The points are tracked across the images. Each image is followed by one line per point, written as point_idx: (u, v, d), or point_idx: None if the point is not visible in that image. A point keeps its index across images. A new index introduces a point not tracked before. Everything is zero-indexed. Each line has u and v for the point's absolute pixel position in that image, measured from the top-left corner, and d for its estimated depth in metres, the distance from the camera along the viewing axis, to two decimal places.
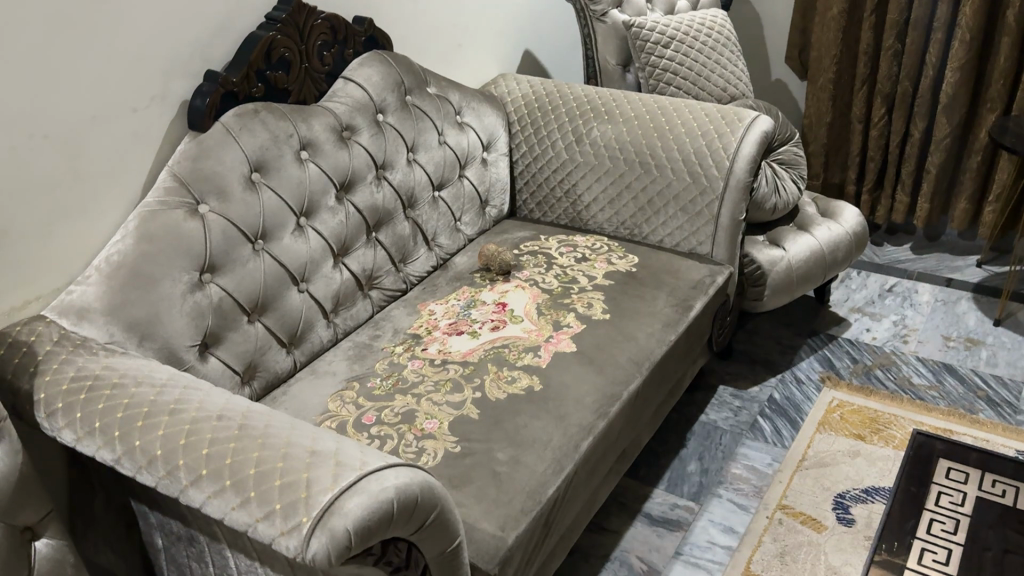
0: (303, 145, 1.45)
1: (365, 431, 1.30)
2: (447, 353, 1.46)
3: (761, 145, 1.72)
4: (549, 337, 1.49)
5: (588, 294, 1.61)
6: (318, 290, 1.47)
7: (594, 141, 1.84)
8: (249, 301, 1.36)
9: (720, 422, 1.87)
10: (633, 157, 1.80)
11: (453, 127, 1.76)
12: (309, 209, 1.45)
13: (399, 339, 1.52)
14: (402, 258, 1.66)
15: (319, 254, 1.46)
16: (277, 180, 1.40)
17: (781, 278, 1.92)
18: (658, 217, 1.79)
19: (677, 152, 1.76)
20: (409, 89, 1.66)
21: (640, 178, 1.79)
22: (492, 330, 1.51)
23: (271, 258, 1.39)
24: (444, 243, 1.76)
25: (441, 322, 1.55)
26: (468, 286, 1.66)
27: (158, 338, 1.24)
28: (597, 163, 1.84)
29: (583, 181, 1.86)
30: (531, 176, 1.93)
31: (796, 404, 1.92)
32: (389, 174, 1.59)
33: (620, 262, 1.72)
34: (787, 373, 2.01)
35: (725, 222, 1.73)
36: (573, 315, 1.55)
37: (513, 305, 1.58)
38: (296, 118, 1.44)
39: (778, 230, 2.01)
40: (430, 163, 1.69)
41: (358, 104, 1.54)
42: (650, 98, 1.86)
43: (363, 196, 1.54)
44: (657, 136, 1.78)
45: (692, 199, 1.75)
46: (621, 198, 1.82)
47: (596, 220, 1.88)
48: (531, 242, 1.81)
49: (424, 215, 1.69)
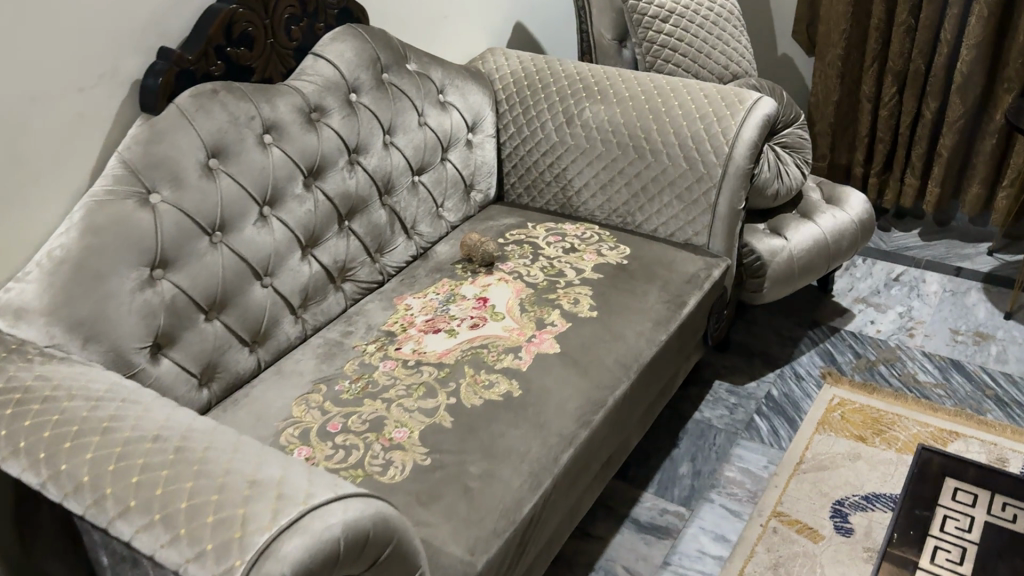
0: (268, 128, 1.34)
1: (329, 440, 1.21)
2: (422, 354, 1.37)
3: (762, 130, 1.61)
4: (531, 337, 1.39)
5: (575, 288, 1.51)
6: (283, 284, 1.37)
7: (586, 122, 1.73)
8: (207, 299, 1.26)
9: (714, 420, 1.77)
10: (627, 140, 1.69)
11: (435, 107, 1.65)
12: (273, 198, 1.35)
13: (372, 338, 1.42)
14: (379, 248, 1.56)
15: (284, 246, 1.36)
16: (238, 167, 1.30)
17: (782, 270, 1.82)
18: (652, 206, 1.69)
19: (673, 136, 1.65)
20: (386, 66, 1.55)
21: (634, 163, 1.69)
22: (471, 329, 1.42)
23: (231, 252, 1.29)
24: (425, 231, 1.66)
25: (417, 318, 1.46)
26: (448, 279, 1.56)
27: (103, 340, 1.15)
28: (589, 146, 1.73)
29: (573, 165, 1.76)
30: (520, 159, 1.83)
31: (795, 401, 1.82)
32: (364, 159, 1.49)
33: (611, 254, 1.62)
34: (786, 368, 1.92)
35: (724, 212, 1.63)
36: (559, 312, 1.45)
37: (494, 300, 1.48)
38: (258, 98, 1.33)
39: (780, 217, 1.90)
40: (410, 147, 1.58)
41: (329, 83, 1.43)
42: (646, 77, 1.75)
43: (334, 183, 1.44)
44: (653, 118, 1.67)
45: (688, 186, 1.64)
46: (614, 184, 1.72)
47: (587, 207, 1.77)
48: (517, 230, 1.71)
49: (403, 203, 1.59)
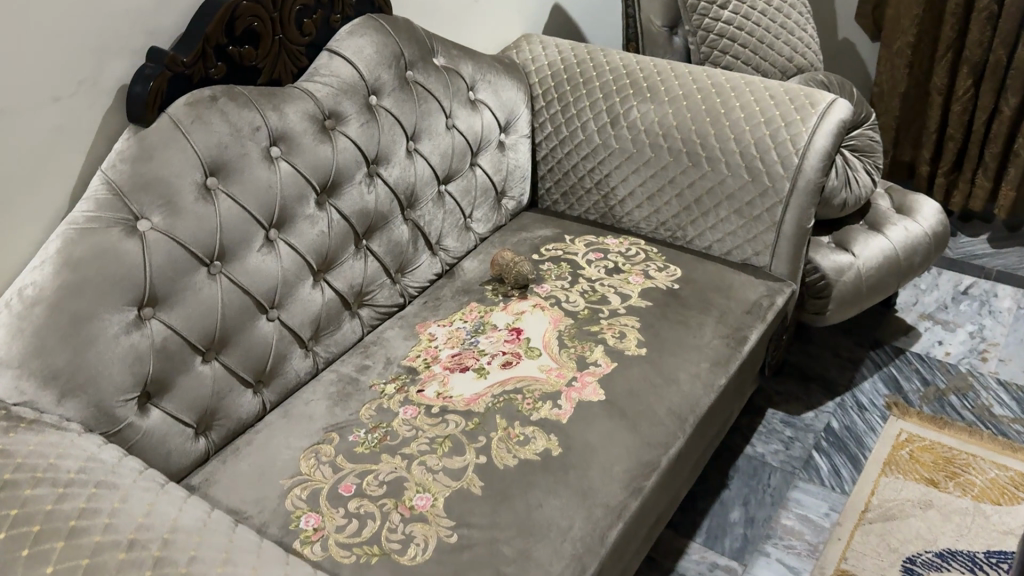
0: (275, 139, 1.17)
1: (341, 507, 1.05)
2: (448, 398, 1.20)
3: (836, 138, 1.42)
4: (572, 381, 1.22)
5: (621, 319, 1.34)
6: (292, 316, 1.21)
7: (633, 124, 1.55)
8: (204, 339, 1.11)
9: (768, 457, 1.61)
10: (680, 146, 1.50)
11: (465, 106, 1.47)
12: (281, 220, 1.18)
13: (391, 376, 1.26)
14: (400, 268, 1.39)
15: (293, 274, 1.20)
16: (240, 186, 1.13)
17: (848, 290, 1.64)
18: (707, 221, 1.51)
19: (734, 143, 1.46)
20: (411, 62, 1.36)
21: (688, 172, 1.50)
22: (503, 367, 1.25)
23: (231, 284, 1.13)
24: (452, 246, 1.49)
25: (443, 353, 1.29)
26: (477, 303, 1.40)
27: (83, 395, 0.99)
28: (637, 151, 1.54)
29: (617, 171, 1.57)
30: (557, 162, 1.65)
31: (858, 436, 1.65)
32: (385, 169, 1.32)
33: (659, 276, 1.44)
34: (847, 397, 1.74)
35: (789, 230, 1.44)
36: (602, 349, 1.28)
37: (529, 333, 1.32)
38: (264, 105, 1.16)
39: (846, 229, 1.71)
40: (435, 154, 1.41)
41: (345, 84, 1.25)
42: (702, 73, 1.56)
43: (351, 199, 1.27)
44: (710, 121, 1.48)
45: (749, 200, 1.45)
46: (663, 194, 1.53)
47: (632, 219, 1.59)
48: (554, 245, 1.53)
49: (427, 216, 1.42)
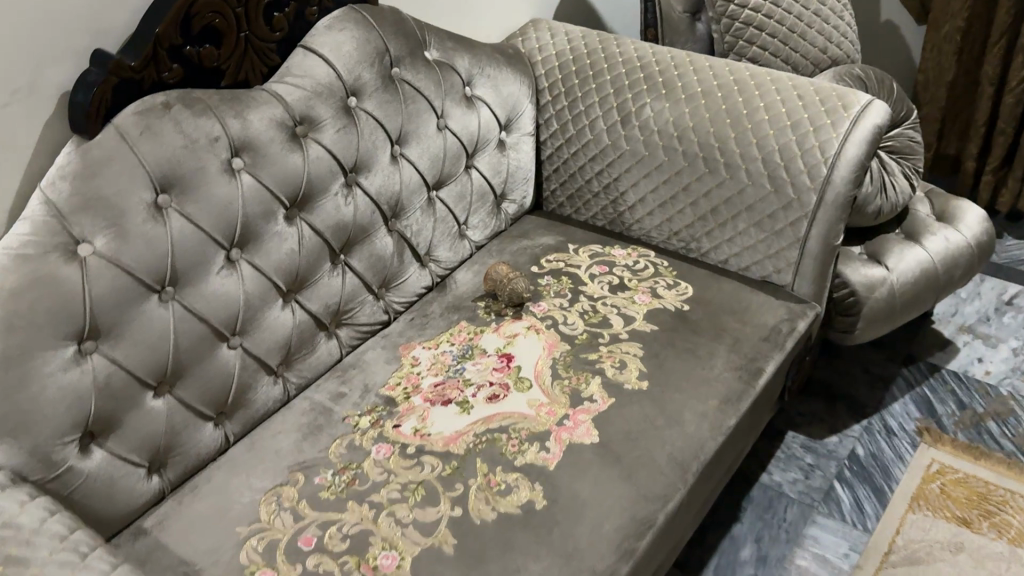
0: (237, 149, 1.06)
1: (299, 563, 0.96)
2: (425, 436, 1.10)
3: (870, 146, 1.27)
4: (563, 420, 1.11)
5: (622, 346, 1.22)
6: (257, 342, 1.11)
7: (646, 124, 1.41)
8: (154, 372, 1.01)
9: (785, 487, 1.49)
10: (696, 150, 1.36)
11: (460, 104, 1.35)
12: (244, 239, 1.07)
13: (367, 407, 1.16)
14: (384, 283, 1.28)
15: (257, 297, 1.09)
16: (196, 204, 1.02)
17: (879, 307, 1.49)
18: (724, 233, 1.37)
19: (756, 148, 1.32)
20: (397, 58, 1.24)
21: (704, 179, 1.36)
22: (488, 401, 1.14)
23: (186, 311, 1.02)
24: (444, 256, 1.37)
25: (425, 381, 1.19)
26: (467, 323, 1.28)
27: (15, 440, 0.90)
28: (649, 154, 1.41)
29: (627, 175, 1.44)
30: (562, 162, 1.52)
31: (884, 465, 1.53)
32: (365, 178, 1.20)
33: (668, 296, 1.32)
34: (874, 421, 1.61)
35: (815, 248, 1.30)
36: (599, 381, 1.16)
37: (521, 360, 1.20)
38: (225, 112, 1.04)
39: (880, 239, 1.56)
40: (424, 159, 1.29)
41: (320, 86, 1.13)
42: (723, 67, 1.41)
43: (326, 213, 1.15)
44: (730, 124, 1.34)
45: (771, 213, 1.31)
46: (677, 202, 1.40)
47: (643, 227, 1.46)
48: (556, 256, 1.41)
49: (415, 226, 1.30)
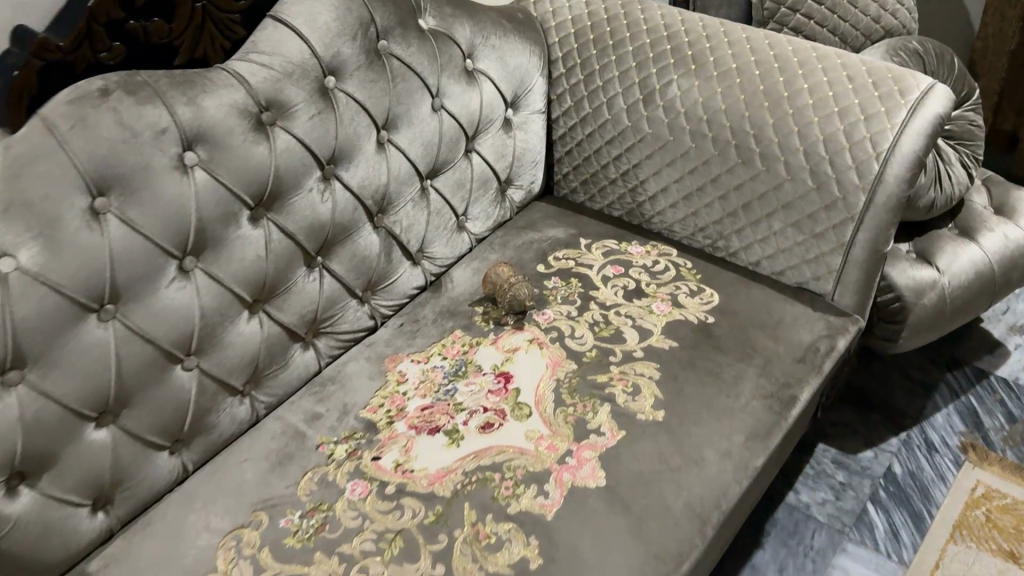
0: (190, 142, 0.90)
1: None
2: (408, 473, 0.96)
3: (930, 139, 1.10)
4: (565, 457, 0.97)
5: (636, 366, 1.07)
6: (218, 361, 0.97)
7: (671, 105, 1.24)
8: (94, 402, 0.87)
9: (813, 509, 1.36)
10: (728, 137, 1.19)
11: (459, 80, 1.18)
12: (200, 245, 0.93)
13: (344, 432, 1.02)
14: (369, 285, 1.14)
15: (216, 311, 0.95)
16: (141, 207, 0.87)
17: (927, 314, 1.33)
18: (756, 232, 1.21)
19: (797, 138, 1.15)
20: (384, 29, 1.07)
21: (736, 171, 1.20)
22: (481, 431, 1.00)
23: (130, 331, 0.89)
24: (439, 252, 1.22)
25: (412, 403, 1.05)
26: (462, 332, 1.14)
27: None
28: (673, 140, 1.24)
29: (648, 162, 1.28)
30: (576, 144, 1.35)
31: (923, 486, 1.39)
32: (345, 171, 1.05)
33: (690, 305, 1.16)
34: (914, 434, 1.47)
35: (860, 254, 1.14)
36: (608, 410, 1.02)
37: (521, 380, 1.06)
38: (174, 98, 0.89)
39: (930, 235, 1.39)
40: (416, 145, 1.13)
41: (290, 65, 0.97)
42: (762, 39, 1.23)
43: (299, 212, 1.00)
44: (768, 108, 1.17)
45: (812, 212, 1.15)
46: (703, 195, 1.24)
47: (664, 220, 1.30)
48: (566, 253, 1.26)
49: (405, 221, 1.15)
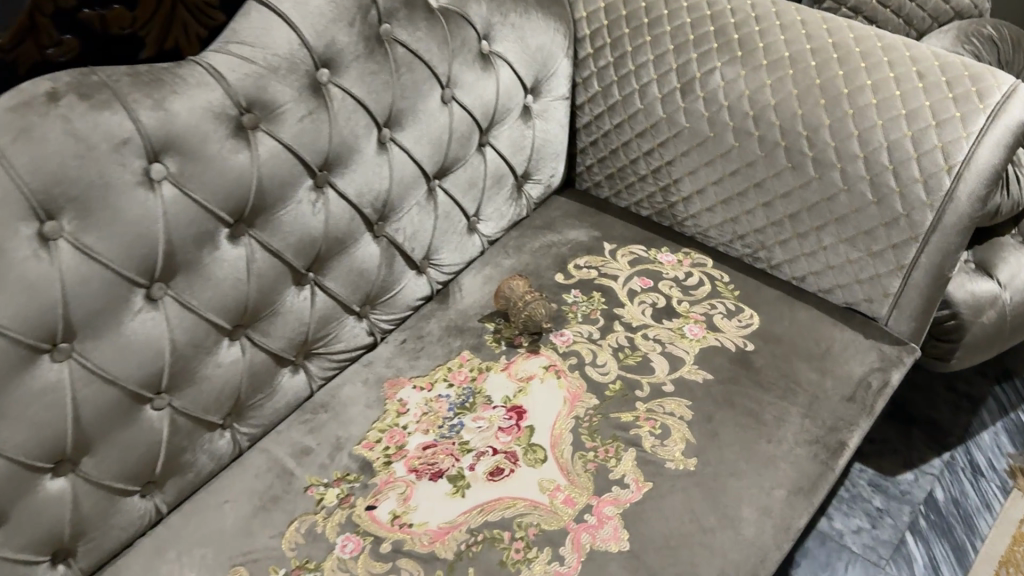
0: (157, 152, 0.77)
1: None
2: (406, 527, 0.85)
3: (1011, 149, 0.96)
4: (585, 514, 0.85)
5: (665, 403, 0.96)
6: (194, 396, 0.86)
7: (713, 97, 1.09)
8: (49, 453, 0.76)
9: (847, 538, 1.25)
10: (777, 137, 1.05)
11: (473, 66, 1.04)
12: (171, 270, 0.81)
13: (336, 472, 0.91)
14: (369, 299, 1.02)
15: (191, 342, 0.84)
16: (100, 230, 0.75)
17: (984, 332, 1.21)
18: (803, 245, 1.08)
19: (856, 143, 1.00)
20: (388, 11, 0.92)
21: (783, 176, 1.06)
22: (490, 477, 0.89)
23: (89, 371, 0.77)
24: (447, 258, 1.10)
25: (412, 438, 0.94)
26: (470, 354, 1.02)
27: None
28: (713, 137, 1.10)
29: (683, 160, 1.14)
30: (602, 134, 1.21)
31: (967, 515, 1.28)
32: (340, 177, 0.92)
33: (727, 328, 1.04)
34: (958, 454, 1.36)
35: (921, 278, 1.01)
36: (633, 457, 0.90)
37: (535, 416, 0.94)
38: (137, 101, 0.76)
39: (995, 244, 1.23)
40: (422, 143, 1.00)
41: (276, 58, 0.83)
42: (818, 23, 1.07)
43: (287, 226, 0.88)
44: (824, 106, 1.02)
45: (869, 228, 1.02)
46: (745, 200, 1.11)
47: (698, 223, 1.17)
48: (588, 260, 1.13)
49: (409, 228, 1.02)
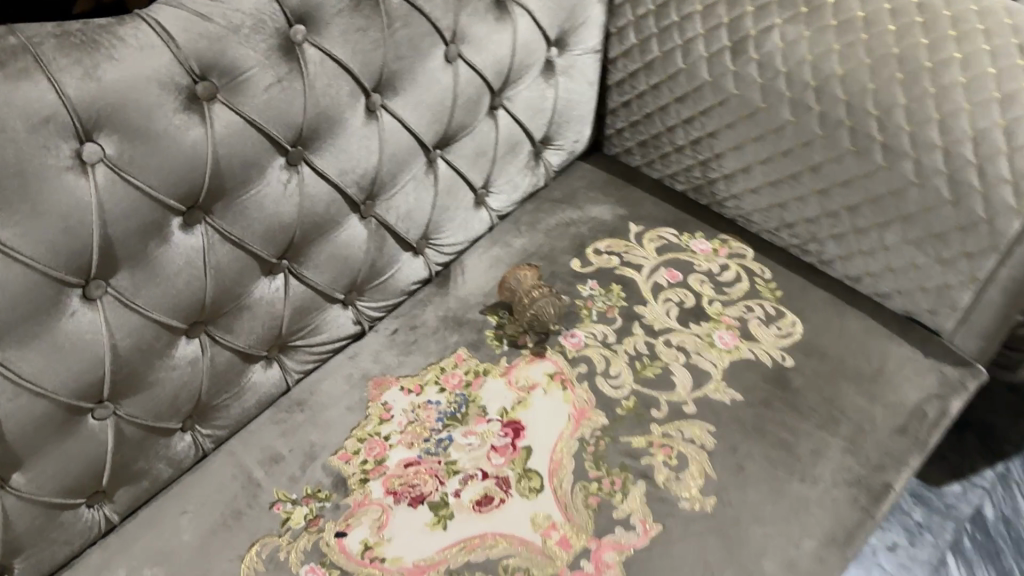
0: (89, 131, 0.65)
1: None
2: (377, 562, 0.75)
3: None
4: (581, 561, 0.74)
5: (685, 427, 0.83)
6: (144, 402, 0.76)
7: (768, 61, 0.93)
8: None
9: (881, 556, 1.13)
10: (841, 115, 0.89)
11: (486, 18, 0.88)
12: (112, 265, 0.69)
13: (306, 488, 0.81)
14: (355, 287, 0.90)
15: (139, 345, 0.73)
16: (19, 224, 0.62)
17: None
18: (861, 242, 0.93)
19: (936, 130, 0.83)
20: None
21: (846, 161, 0.90)
22: (476, 507, 0.78)
23: (14, 383, 0.66)
24: (449, 237, 0.97)
25: (394, 453, 0.83)
26: (467, 353, 0.90)
27: None
28: (765, 108, 0.94)
29: (728, 132, 0.98)
30: (636, 95, 1.05)
31: (1018, 538, 1.16)
32: (318, 153, 0.78)
33: (764, 337, 0.90)
34: (1014, 467, 1.22)
35: (998, 294, 0.86)
36: (643, 492, 0.79)
37: (534, 434, 0.83)
38: (63, 67, 0.62)
39: None
40: (421, 111, 0.85)
41: (239, 16, 0.69)
42: None
43: (253, 213, 0.75)
44: (901, 81, 0.85)
45: (941, 232, 0.86)
46: (797, 185, 0.95)
47: (740, 205, 1.02)
48: (610, 244, 1.00)
49: (403, 206, 0.89)
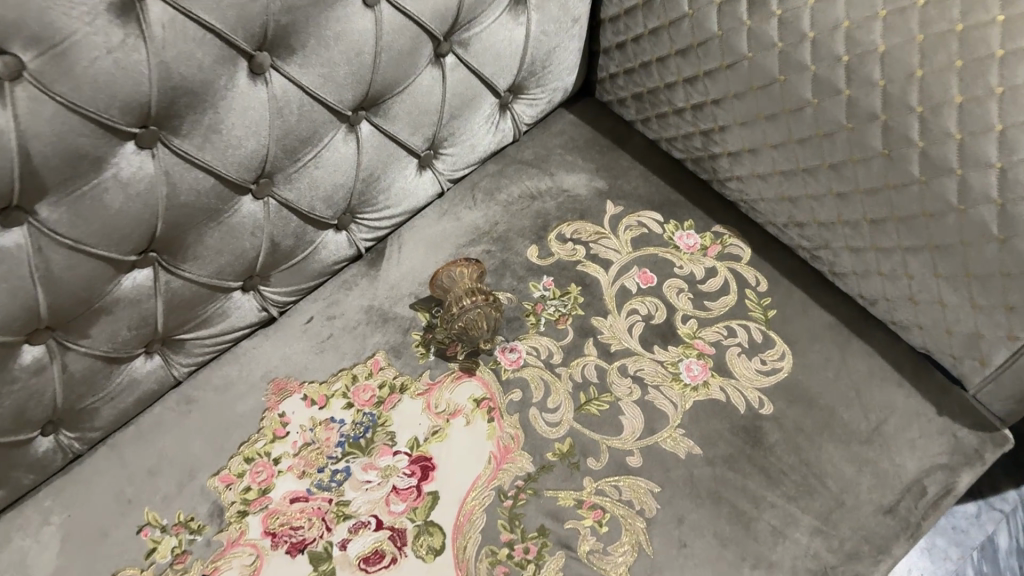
0: None
1: None
2: None
3: None
4: None
5: (624, 485, 0.69)
6: None
7: (792, 20, 0.70)
8: None
9: None
10: (875, 106, 0.67)
11: None
12: None
13: (178, 513, 0.71)
14: (255, 273, 0.76)
15: None
16: None
17: None
18: (881, 263, 0.74)
19: (994, 145, 0.62)
20: None
21: (873, 164, 0.70)
22: (362, 566, 0.67)
23: None
24: (382, 209, 0.81)
25: (281, 482, 0.71)
26: (386, 360, 0.77)
27: None
28: (783, 82, 0.73)
29: (736, 103, 0.78)
30: (633, 39, 0.85)
31: None
32: (180, 131, 0.62)
33: (741, 371, 0.75)
34: None
35: None
36: (561, 566, 0.66)
37: (445, 476, 0.70)
38: None
39: None
40: (331, 73, 0.67)
41: None
42: None
43: (96, 209, 0.60)
44: (960, 71, 0.62)
45: (980, 273, 0.67)
46: (812, 180, 0.76)
47: (744, 190, 0.83)
48: (578, 230, 0.83)
49: (315, 183, 0.73)
